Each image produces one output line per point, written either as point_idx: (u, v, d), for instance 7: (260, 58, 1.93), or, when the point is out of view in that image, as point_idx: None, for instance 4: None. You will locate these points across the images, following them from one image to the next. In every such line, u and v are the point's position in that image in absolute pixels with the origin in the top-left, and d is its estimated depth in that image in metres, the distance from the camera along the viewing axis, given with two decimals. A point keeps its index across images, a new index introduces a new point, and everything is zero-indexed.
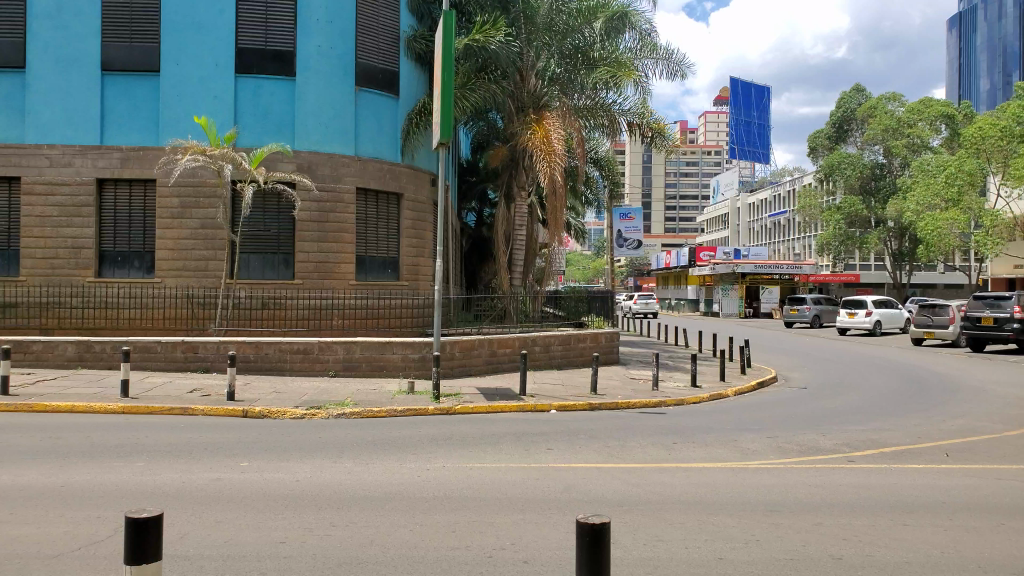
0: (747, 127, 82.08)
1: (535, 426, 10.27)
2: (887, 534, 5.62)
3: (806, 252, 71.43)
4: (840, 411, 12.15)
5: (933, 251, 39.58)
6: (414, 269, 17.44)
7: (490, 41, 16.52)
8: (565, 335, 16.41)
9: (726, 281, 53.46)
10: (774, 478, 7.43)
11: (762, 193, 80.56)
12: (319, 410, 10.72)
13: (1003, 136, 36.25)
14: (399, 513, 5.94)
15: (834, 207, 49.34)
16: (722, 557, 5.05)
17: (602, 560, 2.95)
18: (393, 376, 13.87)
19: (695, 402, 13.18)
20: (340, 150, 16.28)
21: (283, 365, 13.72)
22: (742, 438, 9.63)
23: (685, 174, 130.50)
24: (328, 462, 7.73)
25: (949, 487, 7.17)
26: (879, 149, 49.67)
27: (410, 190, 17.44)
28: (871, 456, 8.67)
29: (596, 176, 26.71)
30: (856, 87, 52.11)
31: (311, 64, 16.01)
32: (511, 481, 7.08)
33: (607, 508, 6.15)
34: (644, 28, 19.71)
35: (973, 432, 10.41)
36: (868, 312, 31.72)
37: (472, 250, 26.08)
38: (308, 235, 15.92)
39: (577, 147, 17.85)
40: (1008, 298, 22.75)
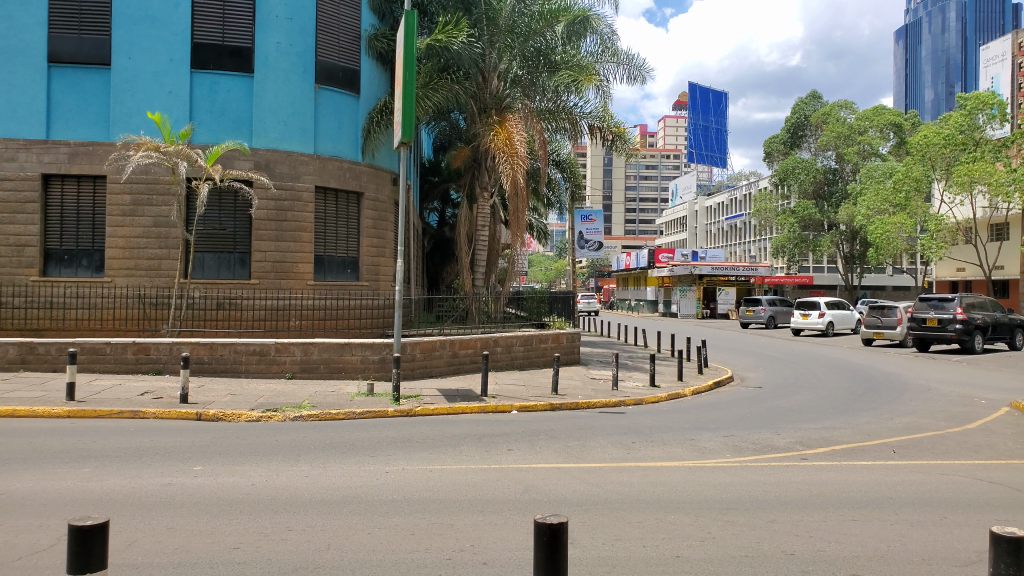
0: (704, 131, 83.42)
1: (496, 427, 10.27)
2: (837, 530, 5.75)
3: (761, 254, 72.86)
4: (794, 411, 12.40)
5: (882, 254, 40.81)
6: (375, 269, 17.29)
7: (453, 41, 16.46)
8: (527, 335, 16.45)
9: (684, 282, 54.18)
10: (731, 476, 7.55)
11: (719, 196, 81.87)
12: (275, 412, 10.56)
13: (946, 143, 36.74)
14: (357, 516, 5.87)
15: (788, 211, 50.40)
16: (678, 555, 5.11)
17: (559, 559, 3.00)
18: (352, 377, 13.72)
19: (654, 402, 13.33)
20: (298, 148, 16.05)
21: (239, 367, 13.48)
22: (699, 437, 9.77)
23: (644, 177, 131.94)
24: (285, 465, 7.60)
25: (897, 484, 7.36)
26: (831, 155, 50.95)
27: (371, 190, 17.28)
28: (823, 454, 8.86)
29: (558, 178, 26.79)
30: (812, 94, 53.11)
31: (269, 61, 15.77)
32: (470, 482, 7.05)
33: (565, 509, 6.17)
34: (606, 34, 19.75)
35: (918, 429, 10.73)
36: (821, 313, 32.46)
37: (435, 248, 25.98)
38: (265, 234, 15.67)
39: (540, 149, 17.86)
40: (952, 300, 23.54)
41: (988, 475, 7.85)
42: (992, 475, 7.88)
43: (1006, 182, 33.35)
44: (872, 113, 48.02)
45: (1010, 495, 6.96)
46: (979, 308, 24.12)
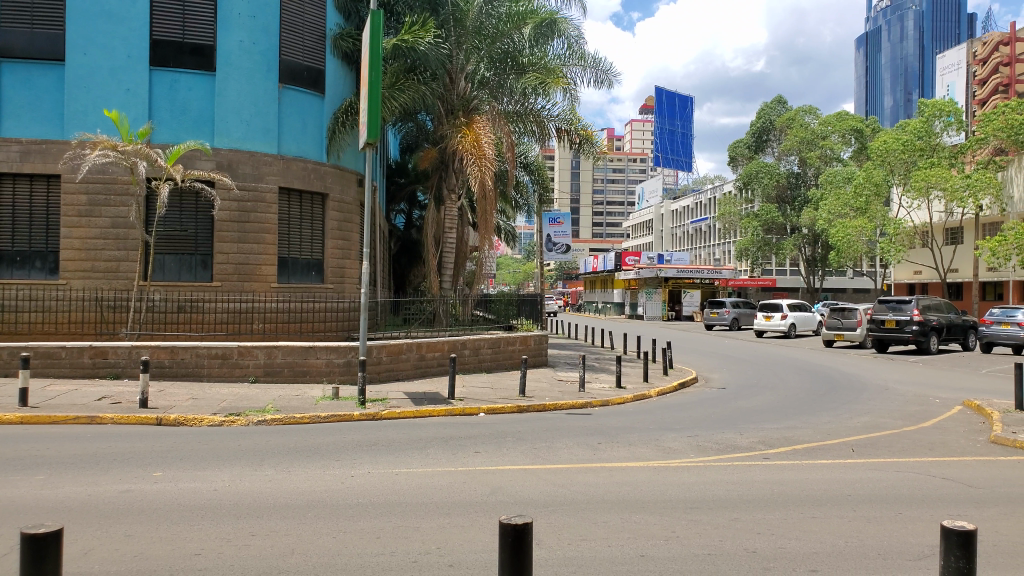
0: (671, 135, 84.27)
1: (462, 429, 10.22)
2: (798, 527, 5.84)
3: (725, 257, 73.91)
4: (757, 411, 12.58)
5: (843, 257, 41.43)
6: (340, 271, 17.14)
7: (419, 42, 16.40)
8: (495, 338, 16.43)
9: (650, 285, 54.66)
10: (694, 475, 7.63)
11: (684, 200, 82.78)
12: (238, 417, 10.41)
13: (904, 149, 38.09)
14: (321, 520, 5.80)
15: (752, 215, 51.16)
16: (643, 554, 5.14)
17: (525, 559, 2.99)
18: (316, 381, 13.56)
19: (620, 403, 13.40)
20: (262, 148, 15.84)
21: (201, 371, 13.23)
22: (664, 437, 9.86)
23: (610, 180, 132.92)
24: (247, 470, 7.48)
25: (856, 482, 7.50)
26: (794, 159, 51.90)
27: (336, 191, 17.12)
28: (785, 453, 8.99)
29: (526, 181, 26.84)
30: (777, 99, 53.99)
31: (231, 60, 15.55)
32: (437, 485, 7.00)
33: (531, 510, 6.16)
34: (573, 37, 19.82)
35: (876, 428, 10.95)
36: (783, 315, 33.01)
37: (402, 251, 25.85)
38: (227, 235, 15.44)
39: (507, 151, 17.84)
40: (909, 302, 24.15)
41: (942, 472, 8.04)
42: (946, 471, 8.07)
43: (961, 187, 34.32)
44: (835, 118, 49.02)
45: (963, 491, 7.14)
46: (934, 309, 24.76)
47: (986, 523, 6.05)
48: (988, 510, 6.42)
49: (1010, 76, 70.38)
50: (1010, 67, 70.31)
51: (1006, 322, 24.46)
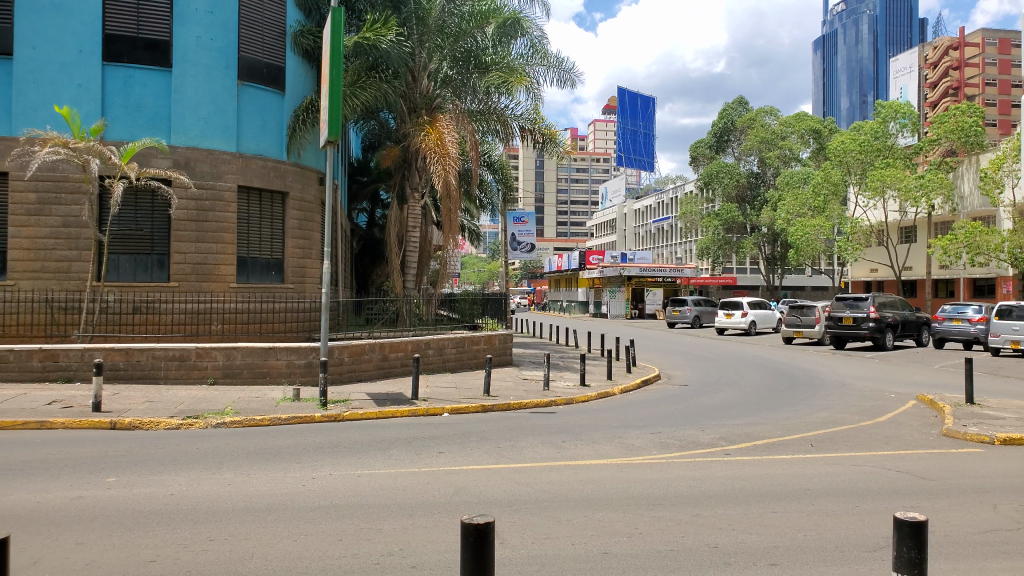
0: (633, 136, 84.93)
1: (425, 429, 10.17)
2: (758, 522, 5.92)
3: (687, 256, 74.84)
4: (718, 407, 12.76)
5: (801, 256, 42.24)
6: (301, 271, 16.92)
7: (381, 40, 16.27)
8: (459, 338, 16.39)
9: (614, 284, 55.06)
10: (657, 472, 7.70)
11: (646, 199, 83.56)
12: (196, 419, 10.22)
13: (861, 149, 39.02)
14: (281, 523, 5.72)
15: (713, 214, 51.85)
16: (606, 551, 5.17)
17: (486, 559, 2.96)
18: (277, 382, 13.36)
19: (583, 402, 13.43)
20: (220, 146, 15.57)
21: (157, 374, 12.95)
22: (627, 435, 9.93)
23: (574, 180, 133.58)
24: (206, 474, 7.33)
25: (814, 476, 7.63)
26: (754, 159, 52.78)
27: (297, 189, 16.88)
28: (745, 448, 9.13)
29: (490, 180, 26.81)
30: (738, 100, 54.81)
31: (188, 55, 15.24)
32: (399, 486, 6.95)
33: (494, 510, 6.15)
34: (536, 37, 19.81)
35: (833, 423, 11.18)
36: (743, 313, 33.52)
37: (364, 250, 25.61)
38: (185, 235, 15.14)
39: (471, 150, 17.79)
40: (865, 299, 24.72)
41: (896, 464, 8.25)
42: (900, 464, 8.27)
43: (914, 187, 35.23)
44: (794, 119, 50.00)
45: (916, 483, 7.32)
46: (889, 307, 25.39)
47: (936, 513, 6.22)
48: (939, 502, 6.60)
49: (958, 80, 72.80)
50: (960, 71, 72.69)
51: (956, 319, 25.26)
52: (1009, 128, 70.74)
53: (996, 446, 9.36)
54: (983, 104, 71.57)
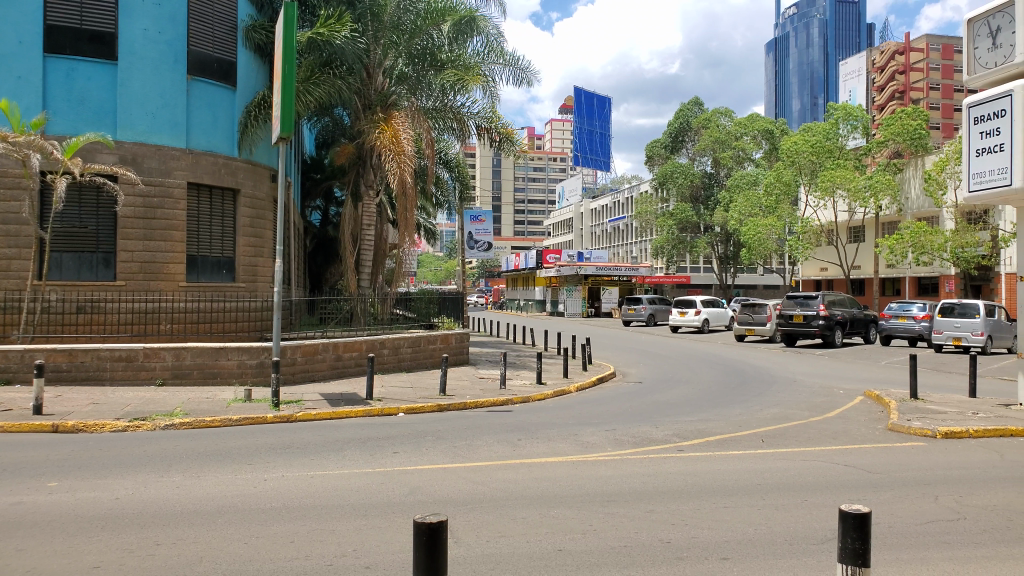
0: (591, 135, 85.39)
1: (381, 430, 10.08)
2: (710, 517, 6.02)
3: (643, 254, 75.72)
4: (672, 404, 12.93)
5: (754, 255, 43.11)
6: (252, 270, 16.64)
7: (335, 36, 16.08)
8: (414, 337, 16.31)
9: (571, 282, 55.38)
10: (611, 469, 7.77)
11: (603, 199, 84.26)
12: (144, 421, 9.96)
13: (813, 151, 39.97)
14: (231, 526, 5.62)
15: (668, 214, 52.54)
16: (561, 548, 5.19)
17: (439, 558, 2.93)
18: (228, 383, 13.11)
19: (539, 400, 13.49)
20: (169, 141, 15.22)
21: (103, 375, 12.59)
22: (583, 432, 10.01)
23: (532, 179, 133.87)
24: (152, 477, 7.14)
25: (765, 471, 7.79)
26: (707, 160, 53.62)
27: (249, 186, 16.57)
28: (698, 445, 9.26)
29: (446, 178, 26.70)
30: (694, 101, 55.60)
31: (135, 49, 14.87)
32: (354, 487, 6.87)
33: (449, 509, 6.14)
34: (492, 35, 19.86)
35: (783, 419, 11.44)
36: (697, 311, 34.04)
37: (318, 249, 25.32)
38: (132, 233, 14.75)
39: (427, 148, 17.69)
40: (815, 298, 25.36)
41: (844, 459, 8.47)
42: (848, 459, 8.49)
43: (863, 188, 36.28)
44: (747, 120, 51.09)
45: (862, 477, 7.53)
46: (838, 304, 26.07)
47: (881, 506, 6.42)
48: (883, 494, 6.80)
49: (904, 83, 75.20)
50: (906, 75, 74.99)
51: (902, 316, 26.00)
52: (951, 132, 73.30)
53: (939, 439, 9.68)
54: (927, 108, 73.81)
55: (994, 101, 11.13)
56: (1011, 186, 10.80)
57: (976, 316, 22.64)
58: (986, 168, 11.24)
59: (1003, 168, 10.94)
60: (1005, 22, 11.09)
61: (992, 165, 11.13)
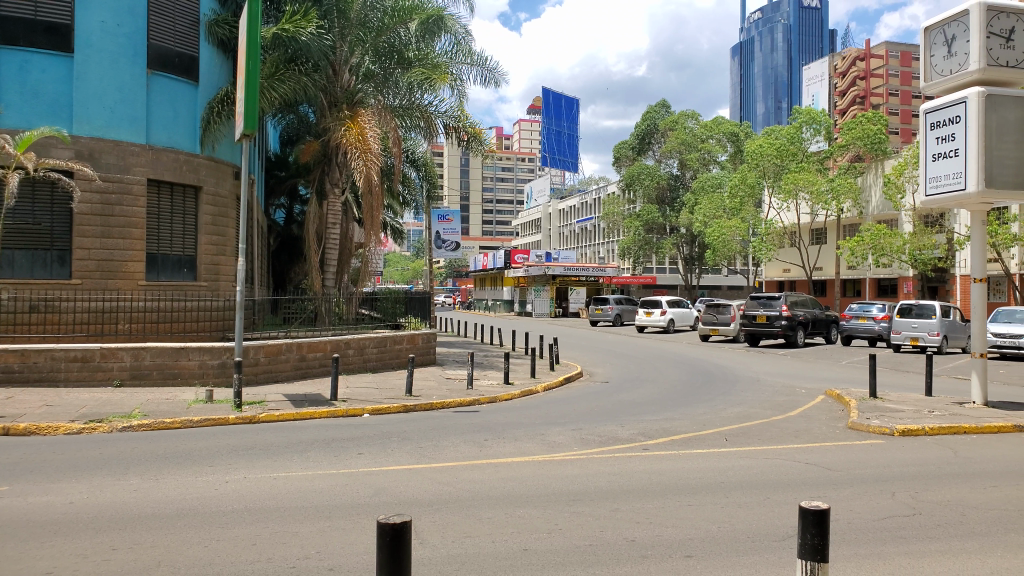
0: (559, 136, 85.51)
1: (345, 431, 9.96)
2: (674, 515, 6.06)
3: (610, 255, 76.25)
4: (638, 404, 13.01)
5: (718, 255, 43.70)
6: (214, 269, 16.35)
7: (300, 32, 15.90)
8: (380, 338, 16.19)
9: (538, 282, 55.49)
10: (577, 468, 7.79)
11: (570, 200, 84.63)
12: (101, 423, 9.72)
13: (778, 154, 40.38)
14: (191, 529, 5.49)
15: (634, 215, 52.93)
16: (526, 548, 5.18)
17: (403, 560, 2.88)
18: (188, 384, 12.87)
19: (506, 400, 13.47)
20: (128, 137, 14.88)
21: (57, 376, 12.28)
22: (549, 432, 10.02)
23: (500, 179, 133.98)
24: (108, 480, 6.96)
25: (729, 469, 7.88)
26: (674, 162, 54.12)
27: (211, 183, 16.28)
28: (663, 444, 9.34)
29: (414, 177, 26.59)
30: (661, 103, 56.00)
31: (93, 42, 14.52)
32: (316, 488, 6.78)
33: (414, 510, 6.09)
34: (460, 34, 19.81)
35: (747, 418, 11.60)
36: (662, 312, 34.36)
37: (282, 247, 25.02)
38: (89, 230, 14.40)
39: (393, 146, 17.55)
40: (778, 298, 25.78)
41: (805, 457, 8.60)
42: (809, 457, 8.63)
43: (826, 191, 36.99)
44: (713, 123, 51.76)
45: (823, 474, 7.65)
46: (801, 305, 26.52)
47: (841, 503, 6.51)
48: (843, 491, 6.92)
49: (864, 89, 76.71)
50: (866, 81, 76.59)
51: (862, 317, 26.54)
52: (910, 137, 75.00)
53: (897, 437, 9.89)
54: (887, 113, 75.47)
55: (950, 108, 11.41)
56: (966, 191, 11.09)
57: (932, 316, 23.23)
58: (942, 172, 11.52)
59: (958, 173, 11.23)
60: (960, 31, 11.36)
61: (948, 169, 11.41)
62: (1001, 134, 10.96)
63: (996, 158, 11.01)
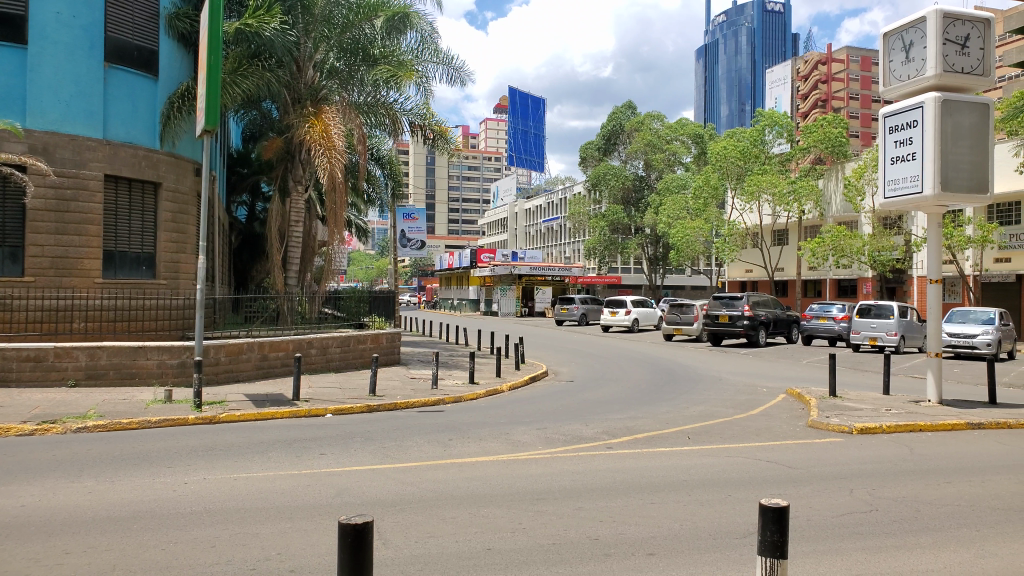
0: (525, 136, 85.57)
1: (308, 431, 9.85)
2: (637, 513, 6.12)
3: (576, 254, 76.65)
4: (602, 403, 13.12)
5: (682, 256, 44.23)
6: (174, 266, 16.03)
7: (264, 27, 15.67)
8: (343, 337, 16.06)
9: (504, 282, 55.54)
10: (542, 467, 7.82)
11: (537, 199, 84.85)
12: (54, 423, 9.49)
13: (740, 156, 40.98)
14: (148, 532, 5.38)
15: (600, 215, 53.27)
16: (490, 547, 5.19)
17: (365, 560, 2.86)
18: (146, 384, 12.62)
19: (471, 399, 13.45)
20: (84, 131, 14.53)
21: (9, 375, 11.95)
22: (514, 431, 10.04)
23: (466, 178, 133.81)
24: (62, 483, 6.79)
25: (691, 467, 7.98)
26: (639, 163, 54.60)
27: (170, 180, 15.93)
28: (627, 442, 9.42)
29: (379, 175, 26.46)
30: (627, 104, 56.37)
31: (47, 33, 14.16)
32: (278, 489, 6.70)
33: (377, 510, 6.05)
34: (426, 32, 19.79)
35: (709, 416, 11.77)
36: (627, 311, 34.69)
37: (243, 245, 24.66)
38: (42, 226, 14.04)
39: (358, 144, 17.41)
40: (740, 298, 26.18)
41: (766, 455, 8.74)
42: (769, 455, 8.78)
43: (787, 193, 37.67)
44: (678, 125, 52.38)
45: (784, 472, 7.79)
46: (762, 305, 26.96)
47: (800, 500, 6.64)
48: (804, 489, 7.05)
49: (826, 92, 78.25)
50: (828, 84, 78.14)
51: (823, 317, 27.06)
52: (870, 140, 76.73)
53: (855, 435, 10.11)
54: (847, 117, 77.10)
55: (907, 112, 11.68)
56: (923, 193, 11.38)
57: (890, 316, 23.80)
58: (900, 176, 11.80)
59: (915, 176, 11.51)
60: (917, 37, 11.64)
61: (906, 173, 11.69)
62: (954, 140, 11.29)
63: (951, 162, 11.32)
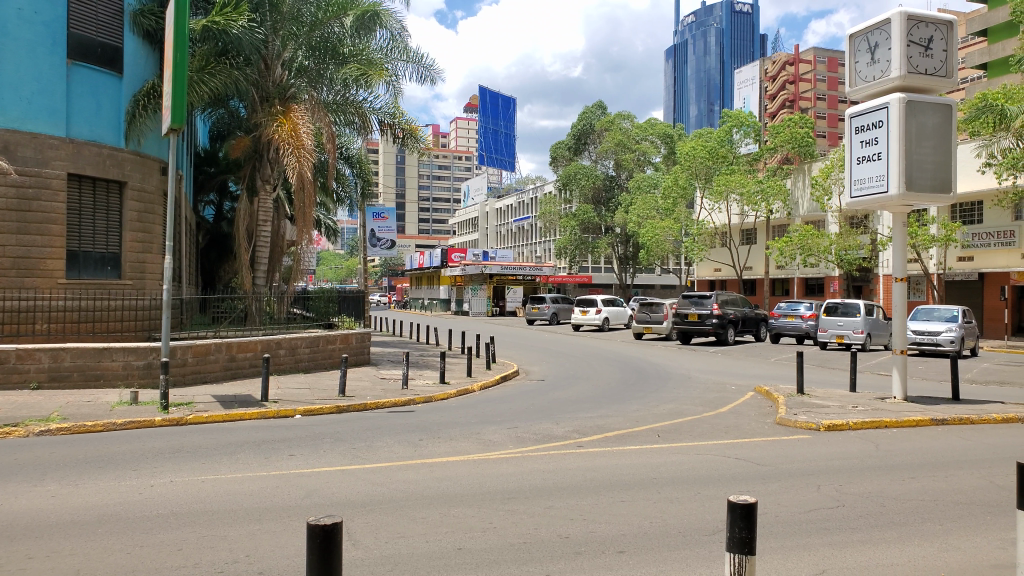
0: (495, 136, 85.45)
1: (278, 432, 9.79)
2: (607, 511, 6.21)
3: (548, 253, 76.81)
4: (573, 401, 13.22)
5: (652, 255, 44.62)
6: (140, 266, 15.80)
7: (232, 25, 15.48)
8: (312, 338, 15.95)
9: (476, 281, 55.50)
10: (513, 466, 7.87)
11: (507, 198, 84.91)
12: (15, 427, 9.30)
13: (708, 156, 41.37)
14: (114, 536, 5.33)
15: (570, 215, 53.34)
16: (461, 547, 5.22)
17: (333, 558, 2.88)
18: (111, 385, 12.44)
19: (442, 399, 13.45)
20: (46, 129, 14.26)
21: None
22: (485, 431, 10.07)
23: (437, 177, 133.44)
24: (24, 487, 6.67)
25: (660, 465, 8.08)
26: (609, 163, 54.91)
27: (136, 178, 15.67)
28: (596, 441, 9.51)
29: (348, 174, 26.34)
30: (597, 104, 56.67)
31: (8, 30, 13.86)
32: (248, 491, 6.66)
33: (347, 511, 6.05)
34: (396, 30, 19.73)
35: (678, 414, 11.92)
36: (597, 309, 34.91)
37: (211, 245, 24.39)
38: (3, 226, 13.74)
39: (327, 143, 17.28)
40: (709, 297, 26.48)
41: (734, 452, 8.89)
42: (737, 451, 8.93)
43: (756, 193, 38.17)
44: (647, 125, 52.81)
45: (751, 469, 7.93)
46: (730, 304, 27.30)
47: (767, 496, 6.77)
48: (771, 485, 7.19)
49: (794, 93, 79.45)
50: (795, 85, 79.43)
51: (790, 315, 27.48)
52: (836, 140, 78.16)
53: (820, 431, 10.32)
54: (814, 117, 78.46)
55: (873, 112, 11.94)
56: (888, 193, 11.65)
57: (857, 314, 24.26)
58: (866, 175, 12.05)
59: (880, 176, 11.78)
60: (883, 39, 11.89)
61: (872, 172, 11.94)
62: (918, 141, 11.57)
63: (915, 163, 11.59)
